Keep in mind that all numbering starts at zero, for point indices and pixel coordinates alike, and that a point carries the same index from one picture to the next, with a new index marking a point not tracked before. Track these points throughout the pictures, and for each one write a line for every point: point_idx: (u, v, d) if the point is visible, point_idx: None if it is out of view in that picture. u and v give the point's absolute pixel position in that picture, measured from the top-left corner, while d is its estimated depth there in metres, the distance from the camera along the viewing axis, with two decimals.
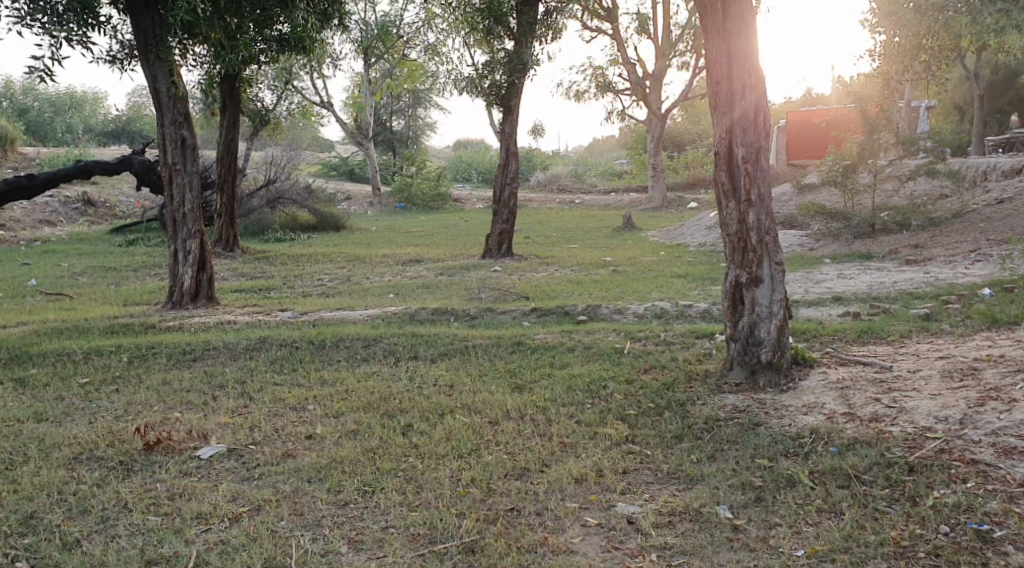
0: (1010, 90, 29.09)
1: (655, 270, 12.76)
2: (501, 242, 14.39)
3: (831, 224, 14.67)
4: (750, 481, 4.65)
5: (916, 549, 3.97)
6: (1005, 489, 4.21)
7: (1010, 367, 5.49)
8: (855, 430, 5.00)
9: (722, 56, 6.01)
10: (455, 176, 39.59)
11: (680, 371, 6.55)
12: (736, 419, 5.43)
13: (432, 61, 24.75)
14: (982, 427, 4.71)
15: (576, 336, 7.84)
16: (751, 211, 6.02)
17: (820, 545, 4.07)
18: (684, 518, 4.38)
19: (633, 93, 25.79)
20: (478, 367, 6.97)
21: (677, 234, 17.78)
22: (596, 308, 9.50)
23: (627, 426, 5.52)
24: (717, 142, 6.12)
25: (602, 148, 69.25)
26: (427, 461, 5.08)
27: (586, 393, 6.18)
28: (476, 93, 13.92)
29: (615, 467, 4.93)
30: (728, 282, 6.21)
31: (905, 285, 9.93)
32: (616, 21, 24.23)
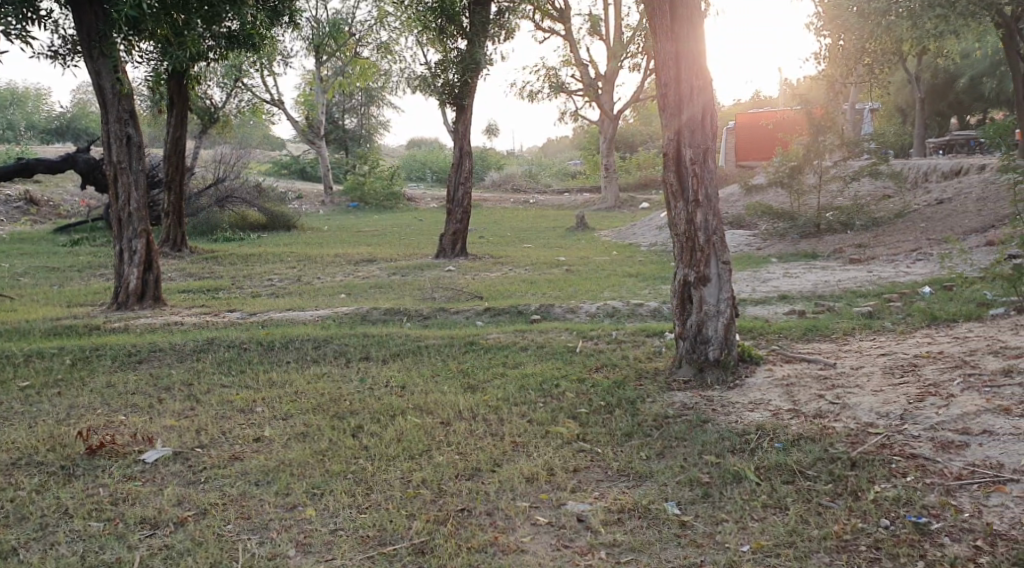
0: (950, 95, 29.85)
1: (607, 270, 12.84)
2: (455, 242, 14.38)
3: (779, 224, 14.91)
4: (697, 478, 4.71)
5: (856, 542, 4.04)
6: (941, 482, 4.30)
7: (948, 363, 5.65)
8: (799, 426, 5.10)
9: (670, 58, 6.08)
10: (409, 176, 39.46)
11: (631, 369, 6.61)
12: (684, 416, 5.49)
13: (384, 59, 24.59)
14: (920, 422, 4.83)
15: (528, 335, 7.85)
16: (699, 211, 6.10)
17: (764, 541, 4.12)
18: (633, 515, 4.42)
19: (585, 94, 25.93)
20: (430, 368, 6.96)
21: (628, 234, 17.93)
22: (548, 308, 9.53)
23: (578, 424, 5.56)
24: (665, 143, 6.19)
25: (556, 148, 69.70)
26: (377, 462, 5.07)
27: (538, 392, 6.21)
28: (428, 92, 13.87)
29: (566, 465, 4.96)
30: (676, 281, 6.28)
31: (849, 284, 10.12)
32: (568, 21, 24.34)
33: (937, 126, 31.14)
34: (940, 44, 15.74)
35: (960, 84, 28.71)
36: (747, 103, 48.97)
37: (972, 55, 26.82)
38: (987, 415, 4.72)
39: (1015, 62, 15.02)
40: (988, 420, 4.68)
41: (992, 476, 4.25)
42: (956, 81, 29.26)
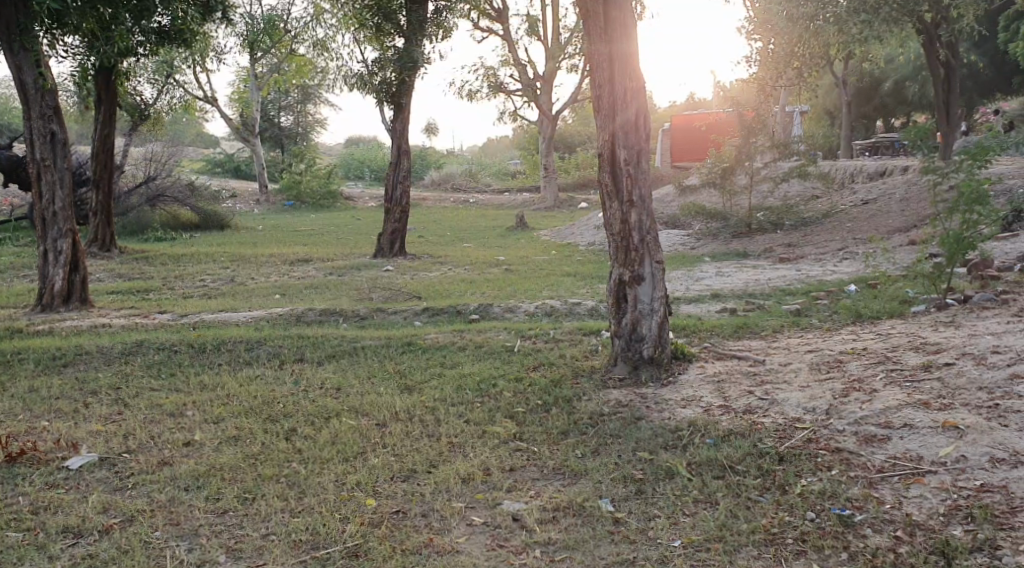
0: (876, 98, 30.77)
1: (544, 269, 12.90)
2: (394, 241, 14.28)
3: (712, 224, 15.17)
4: (631, 474, 4.77)
5: (783, 535, 4.07)
6: (864, 475, 4.38)
7: (871, 359, 5.81)
8: (729, 422, 5.20)
9: (604, 61, 6.13)
10: (346, 174, 39.14)
11: (568, 367, 6.66)
12: (619, 414, 5.56)
13: (321, 57, 24.35)
14: (846, 417, 4.96)
15: (466, 335, 7.85)
16: (634, 211, 6.18)
17: (695, 536, 4.15)
18: (567, 513, 4.44)
19: (524, 93, 26.01)
20: (367, 369, 6.90)
21: (566, 234, 18.05)
22: (486, 308, 9.54)
23: (515, 423, 5.59)
24: (600, 145, 6.25)
25: (494, 148, 69.93)
26: (311, 465, 5.01)
27: (475, 392, 6.21)
28: (365, 90, 13.77)
29: (502, 464, 4.99)
30: (611, 280, 6.34)
31: (778, 282, 10.35)
32: (506, 21, 24.39)
33: (863, 128, 32.07)
34: (866, 48, 16.19)
35: (885, 88, 29.61)
36: (683, 104, 49.73)
37: (896, 59, 27.68)
38: (908, 409, 4.86)
39: (935, 67, 15.54)
40: (909, 414, 4.81)
41: (912, 468, 4.35)
42: (881, 84, 30.18)
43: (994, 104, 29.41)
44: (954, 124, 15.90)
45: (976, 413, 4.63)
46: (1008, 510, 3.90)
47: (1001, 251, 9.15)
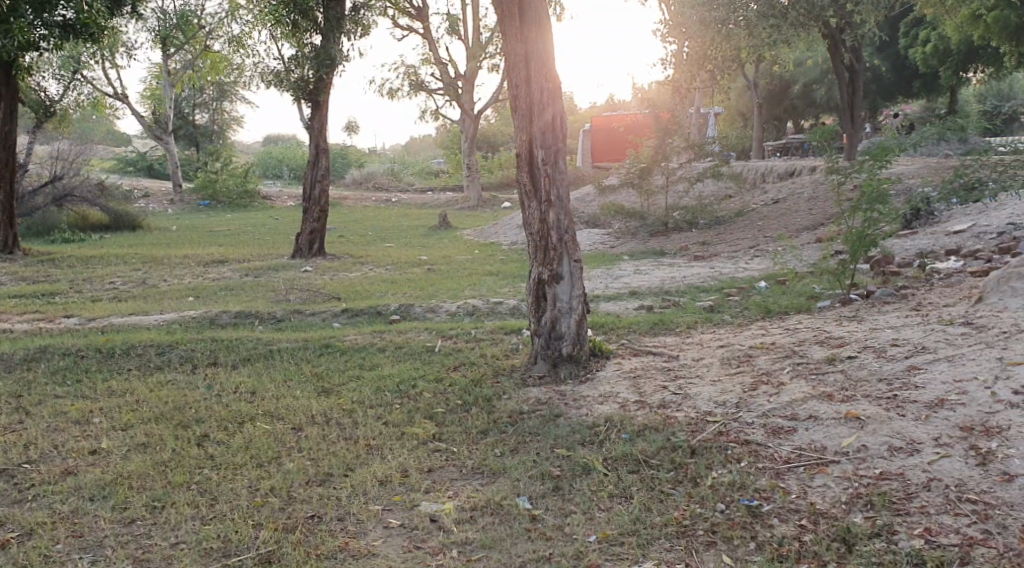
0: (785, 100, 31.71)
1: (466, 269, 12.90)
2: (312, 241, 14.08)
3: (631, 222, 15.40)
4: (549, 472, 4.80)
5: (694, 527, 4.13)
6: (772, 466, 4.50)
7: (779, 354, 6.00)
8: (644, 417, 5.30)
9: (521, 62, 6.16)
10: (264, 173, 38.50)
11: (488, 366, 6.68)
12: (538, 411, 5.61)
13: (236, 54, 23.88)
14: (754, 410, 5.11)
15: (386, 335, 7.82)
16: (552, 211, 6.23)
17: (610, 530, 4.17)
18: (485, 513, 4.43)
19: (445, 92, 25.96)
20: (283, 373, 6.79)
21: (488, 233, 18.11)
22: (407, 308, 9.49)
23: (434, 424, 5.57)
24: (517, 144, 6.28)
25: (416, 148, 69.63)
26: (224, 471, 4.92)
27: (394, 393, 6.18)
28: (281, 88, 13.54)
29: (420, 465, 4.97)
30: (530, 280, 6.38)
31: (694, 279, 10.57)
32: (426, 20, 24.32)
33: (774, 130, 33.04)
34: (775, 52, 16.68)
35: (794, 90, 30.55)
36: (602, 107, 50.38)
37: (804, 63, 28.58)
38: (813, 402, 5.02)
39: (840, 71, 16.08)
40: (813, 406, 4.97)
41: (816, 458, 4.47)
42: (790, 87, 31.12)
43: (895, 107, 30.63)
44: (858, 127, 16.51)
45: (876, 404, 4.80)
46: (905, 496, 4.01)
47: (901, 248, 9.55)
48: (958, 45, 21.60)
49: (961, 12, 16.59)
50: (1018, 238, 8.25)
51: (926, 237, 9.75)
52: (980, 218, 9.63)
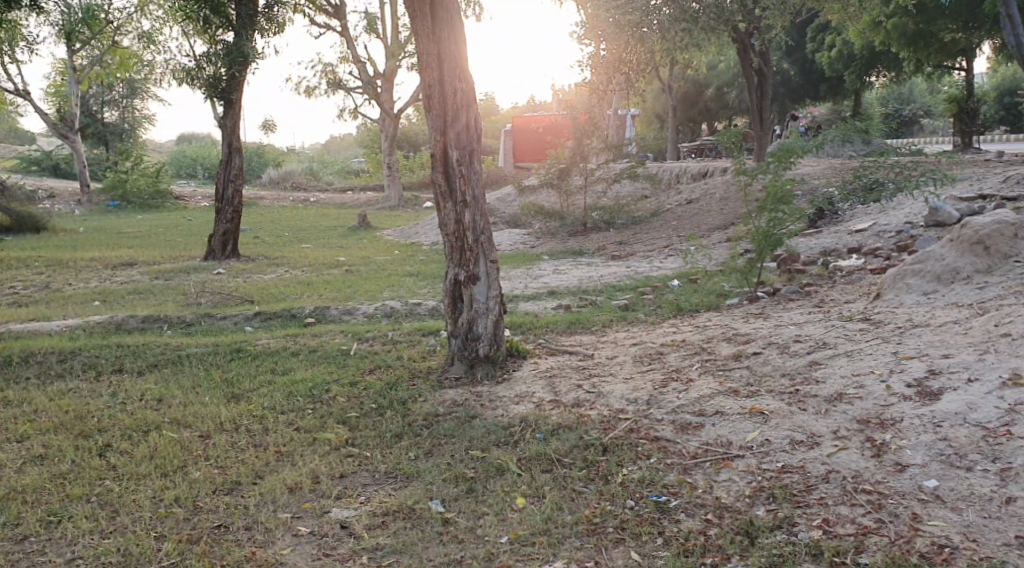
0: (700, 103, 32.46)
1: (384, 269, 12.80)
2: (226, 242, 13.78)
3: (550, 223, 15.51)
4: (462, 473, 4.77)
5: (604, 524, 4.13)
6: (680, 462, 4.58)
7: (689, 350, 6.13)
8: (558, 416, 5.35)
9: (434, 62, 6.14)
10: (179, 172, 37.54)
11: (403, 369, 6.64)
12: (453, 413, 5.60)
13: (146, 50, 23.19)
14: (664, 406, 5.20)
15: (299, 339, 7.72)
16: (468, 211, 6.23)
17: (522, 530, 4.14)
18: (397, 517, 4.36)
19: (363, 91, 25.70)
20: (191, 379, 6.62)
21: (408, 234, 18.02)
22: (323, 310, 9.38)
23: (347, 429, 5.51)
24: (432, 145, 6.25)
25: (336, 148, 68.87)
26: (125, 483, 4.77)
27: (307, 398, 6.09)
28: (192, 86, 13.19)
29: (332, 471, 4.89)
30: (446, 280, 6.37)
31: (610, 278, 10.71)
32: (343, 18, 24.02)
33: (689, 131, 33.76)
34: (688, 55, 17.03)
35: (708, 93, 31.28)
36: (524, 107, 50.68)
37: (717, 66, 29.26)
38: (720, 397, 5.13)
39: (750, 75, 16.52)
40: (720, 401, 5.08)
41: (722, 453, 4.57)
42: (704, 89, 31.85)
43: (803, 109, 31.63)
44: (766, 129, 17.00)
45: (779, 398, 4.94)
46: (805, 489, 4.09)
47: (806, 246, 9.85)
48: (861, 50, 22.40)
49: (862, 19, 17.23)
50: (914, 236, 8.59)
51: (829, 236, 10.08)
52: (880, 217, 10.01)
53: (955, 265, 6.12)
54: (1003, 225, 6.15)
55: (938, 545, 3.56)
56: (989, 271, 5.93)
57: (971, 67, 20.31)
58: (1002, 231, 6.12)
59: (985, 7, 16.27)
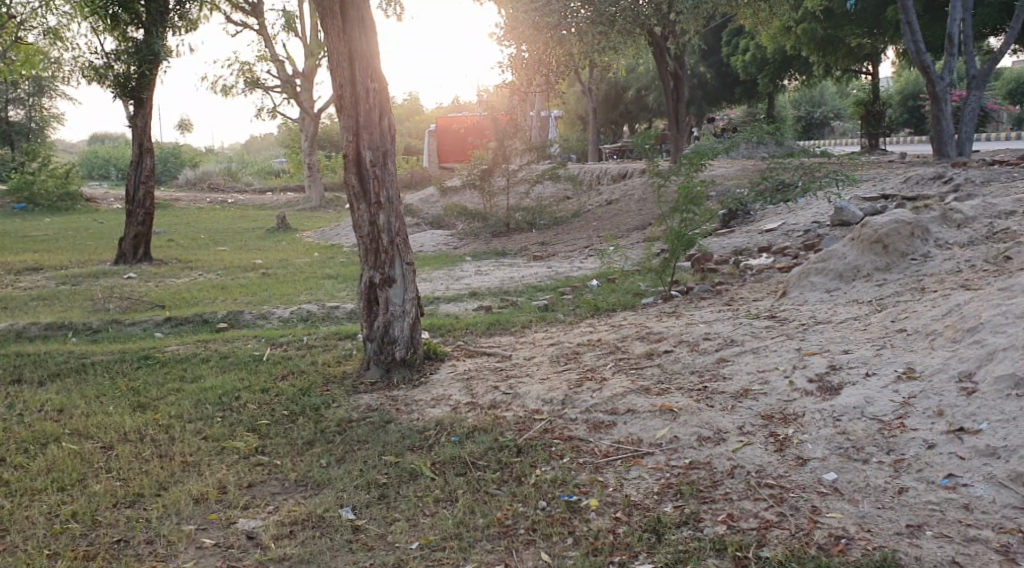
0: (621, 104, 32.91)
1: (302, 272, 12.59)
2: (137, 246, 13.36)
3: (473, 223, 15.51)
4: (375, 480, 4.70)
5: (516, 526, 4.12)
6: (592, 461, 4.61)
7: (604, 350, 6.20)
8: (474, 418, 5.33)
9: (344, 61, 6.04)
10: (90, 174, 36.43)
11: (318, 374, 6.54)
12: (368, 418, 5.53)
13: (53, 46, 22.27)
14: (578, 406, 5.23)
15: (211, 345, 7.54)
16: (382, 213, 6.16)
17: (433, 536, 4.09)
18: (306, 526, 4.27)
19: (281, 90, 25.25)
20: (94, 388, 6.39)
21: (330, 235, 17.82)
22: (237, 315, 9.18)
23: (257, 437, 5.39)
24: (344, 145, 6.16)
25: (256, 148, 67.74)
26: (19, 499, 4.58)
27: (217, 405, 5.94)
28: (99, 85, 12.76)
29: (240, 481, 4.78)
30: (361, 283, 6.28)
31: (531, 279, 10.74)
32: (261, 16, 23.59)
33: (610, 133, 34.23)
34: (606, 58, 17.25)
35: (628, 96, 31.75)
36: (448, 107, 50.69)
37: (636, 70, 29.71)
38: (633, 396, 5.18)
39: (666, 78, 16.81)
40: (632, 400, 5.14)
41: (633, 451, 4.62)
42: (624, 92, 32.32)
43: (720, 111, 32.36)
44: (681, 131, 17.33)
45: (688, 395, 5.02)
46: (711, 484, 4.16)
47: (719, 246, 10.04)
48: (772, 54, 22.99)
49: (772, 24, 17.68)
50: (820, 235, 8.82)
51: (741, 236, 10.30)
52: (788, 217, 10.27)
53: (856, 264, 6.31)
54: (900, 224, 6.39)
55: (835, 537, 3.62)
56: (888, 269, 6.14)
57: (876, 71, 21.03)
58: (899, 230, 6.35)
59: (888, 15, 16.87)
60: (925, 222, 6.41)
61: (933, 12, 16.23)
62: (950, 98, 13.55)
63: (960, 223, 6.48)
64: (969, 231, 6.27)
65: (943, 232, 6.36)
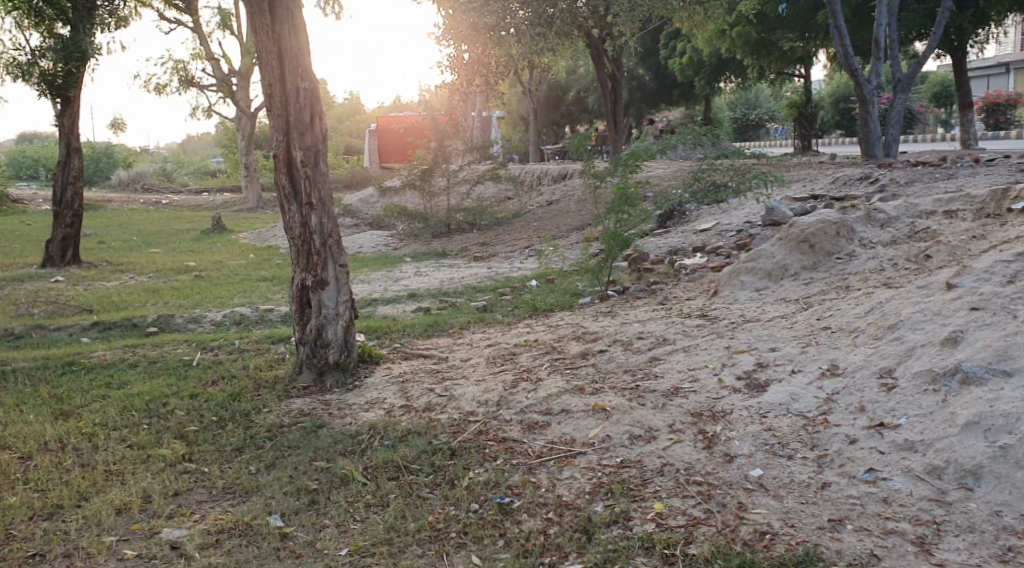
0: (562, 106, 33.06)
1: (237, 275, 12.36)
2: (65, 248, 12.99)
3: (412, 224, 15.42)
4: (305, 486, 4.63)
5: (447, 529, 4.10)
6: (525, 461, 4.61)
7: (540, 351, 6.20)
8: (408, 422, 5.29)
9: (273, 59, 5.95)
10: (18, 174, 35.34)
11: (249, 379, 6.42)
12: (299, 423, 5.45)
13: None
14: (513, 407, 5.23)
15: (140, 350, 7.36)
16: (314, 214, 6.08)
17: (362, 542, 4.04)
18: (232, 535, 4.19)
19: (217, 89, 24.79)
20: (15, 396, 6.18)
21: (267, 237, 17.53)
22: (168, 319, 8.97)
23: (184, 444, 5.27)
24: (275, 145, 6.07)
25: (192, 148, 66.49)
26: None
27: (144, 412, 5.80)
28: (24, 83, 12.36)
29: (165, 490, 4.66)
30: (293, 286, 6.19)
31: (470, 280, 10.71)
32: (196, 14, 23.15)
33: (552, 134, 34.40)
34: (545, 59, 17.31)
35: (569, 97, 31.94)
36: (389, 108, 50.41)
37: (576, 71, 29.91)
38: (566, 396, 5.20)
39: (604, 79, 16.93)
40: (566, 400, 5.15)
41: (566, 450, 4.63)
42: (565, 93, 32.51)
43: (659, 113, 32.74)
44: (619, 133, 17.50)
45: (621, 395, 5.05)
46: (641, 482, 4.19)
47: (656, 246, 10.15)
48: (708, 57, 23.32)
49: (707, 28, 17.94)
50: (752, 235, 8.96)
51: (677, 236, 10.43)
52: (722, 217, 10.43)
53: (785, 263, 6.43)
54: (826, 224, 6.53)
55: (761, 533, 3.67)
56: (814, 268, 6.27)
57: (808, 74, 21.48)
58: (825, 230, 6.48)
59: (818, 19, 17.23)
60: (850, 222, 6.54)
61: (861, 17, 16.64)
62: (877, 101, 13.91)
63: (883, 223, 6.55)
64: (892, 231, 6.37)
65: (867, 232, 6.48)
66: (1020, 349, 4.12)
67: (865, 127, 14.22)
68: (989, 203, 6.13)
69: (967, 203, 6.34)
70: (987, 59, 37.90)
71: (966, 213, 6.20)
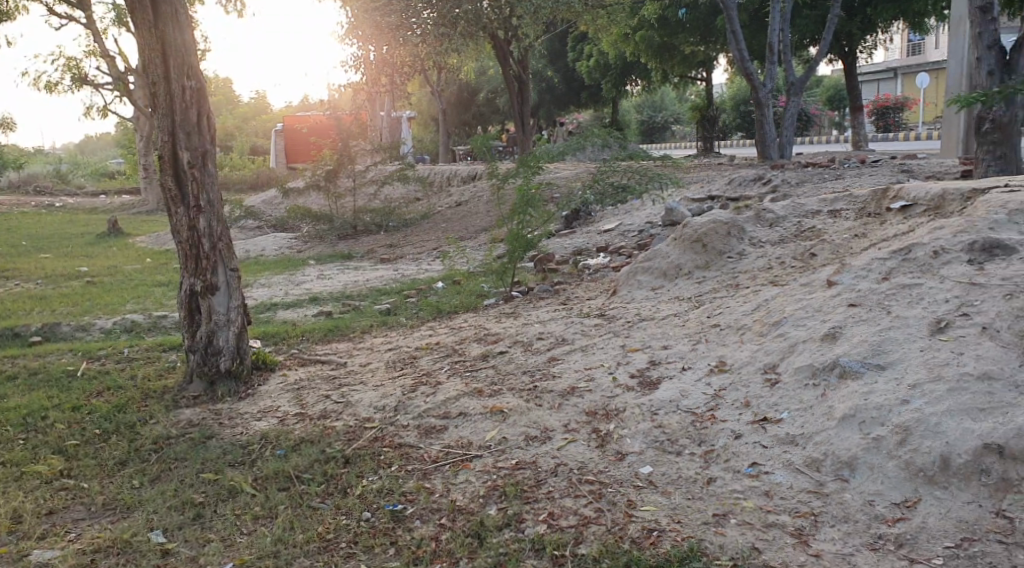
0: (472, 106, 33.08)
1: (132, 280, 11.93)
2: None
3: (318, 225, 15.19)
4: (191, 499, 4.47)
5: (337, 540, 4.02)
6: (419, 467, 4.55)
7: (440, 353, 6.16)
8: (302, 430, 5.17)
9: (157, 57, 5.74)
10: None
11: (135, 389, 6.18)
12: (187, 435, 5.27)
13: None
14: (410, 411, 5.18)
15: (20, 361, 7.01)
16: (202, 217, 5.89)
17: (248, 555, 3.93)
18: (110, 554, 4.02)
19: (113, 87, 23.92)
20: None
21: (166, 240, 16.99)
22: (53, 327, 8.58)
23: (62, 459, 5.04)
24: (160, 146, 5.84)
25: (90, 148, 64.10)
26: None
27: (20, 427, 5.52)
28: None
29: (39, 509, 4.45)
30: (181, 292, 5.99)
31: (375, 282, 10.60)
32: (88, 9, 22.29)
33: (462, 135, 34.41)
34: (451, 60, 17.26)
35: (479, 98, 32.02)
36: (298, 108, 49.61)
37: (486, 72, 30.01)
38: (464, 399, 5.16)
39: (511, 80, 16.98)
40: (464, 403, 5.12)
41: (462, 454, 4.60)
42: (475, 94, 32.57)
43: (569, 115, 33.11)
44: (527, 133, 17.60)
45: (518, 396, 5.05)
46: (535, 483, 4.19)
47: (561, 246, 10.23)
48: (614, 60, 23.70)
49: (611, 31, 18.19)
50: (653, 236, 9.10)
51: (582, 236, 10.53)
52: (626, 217, 10.58)
53: (679, 263, 6.55)
54: (717, 224, 6.66)
55: (648, 530, 3.71)
56: (707, 267, 6.40)
57: (708, 78, 22.04)
58: (718, 230, 6.62)
59: (717, 23, 17.66)
60: (741, 222, 6.70)
61: (757, 21, 17.14)
62: (772, 103, 14.31)
63: (772, 223, 6.71)
64: (779, 231, 6.54)
65: (757, 231, 6.65)
66: (892, 344, 4.29)
67: (763, 127, 14.58)
68: (870, 203, 6.34)
69: (849, 202, 6.55)
70: (877, 64, 39.68)
71: (848, 213, 6.40)
